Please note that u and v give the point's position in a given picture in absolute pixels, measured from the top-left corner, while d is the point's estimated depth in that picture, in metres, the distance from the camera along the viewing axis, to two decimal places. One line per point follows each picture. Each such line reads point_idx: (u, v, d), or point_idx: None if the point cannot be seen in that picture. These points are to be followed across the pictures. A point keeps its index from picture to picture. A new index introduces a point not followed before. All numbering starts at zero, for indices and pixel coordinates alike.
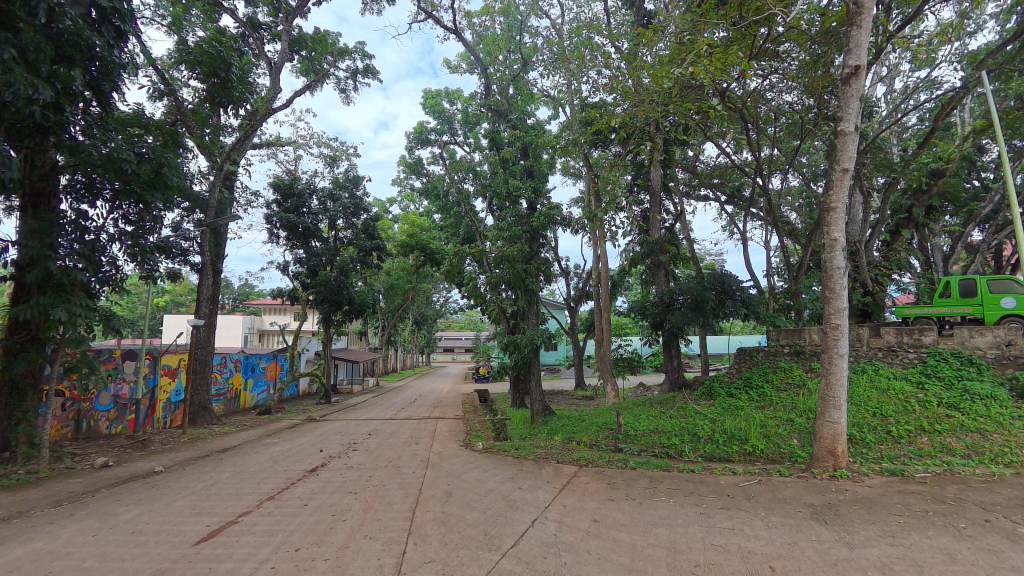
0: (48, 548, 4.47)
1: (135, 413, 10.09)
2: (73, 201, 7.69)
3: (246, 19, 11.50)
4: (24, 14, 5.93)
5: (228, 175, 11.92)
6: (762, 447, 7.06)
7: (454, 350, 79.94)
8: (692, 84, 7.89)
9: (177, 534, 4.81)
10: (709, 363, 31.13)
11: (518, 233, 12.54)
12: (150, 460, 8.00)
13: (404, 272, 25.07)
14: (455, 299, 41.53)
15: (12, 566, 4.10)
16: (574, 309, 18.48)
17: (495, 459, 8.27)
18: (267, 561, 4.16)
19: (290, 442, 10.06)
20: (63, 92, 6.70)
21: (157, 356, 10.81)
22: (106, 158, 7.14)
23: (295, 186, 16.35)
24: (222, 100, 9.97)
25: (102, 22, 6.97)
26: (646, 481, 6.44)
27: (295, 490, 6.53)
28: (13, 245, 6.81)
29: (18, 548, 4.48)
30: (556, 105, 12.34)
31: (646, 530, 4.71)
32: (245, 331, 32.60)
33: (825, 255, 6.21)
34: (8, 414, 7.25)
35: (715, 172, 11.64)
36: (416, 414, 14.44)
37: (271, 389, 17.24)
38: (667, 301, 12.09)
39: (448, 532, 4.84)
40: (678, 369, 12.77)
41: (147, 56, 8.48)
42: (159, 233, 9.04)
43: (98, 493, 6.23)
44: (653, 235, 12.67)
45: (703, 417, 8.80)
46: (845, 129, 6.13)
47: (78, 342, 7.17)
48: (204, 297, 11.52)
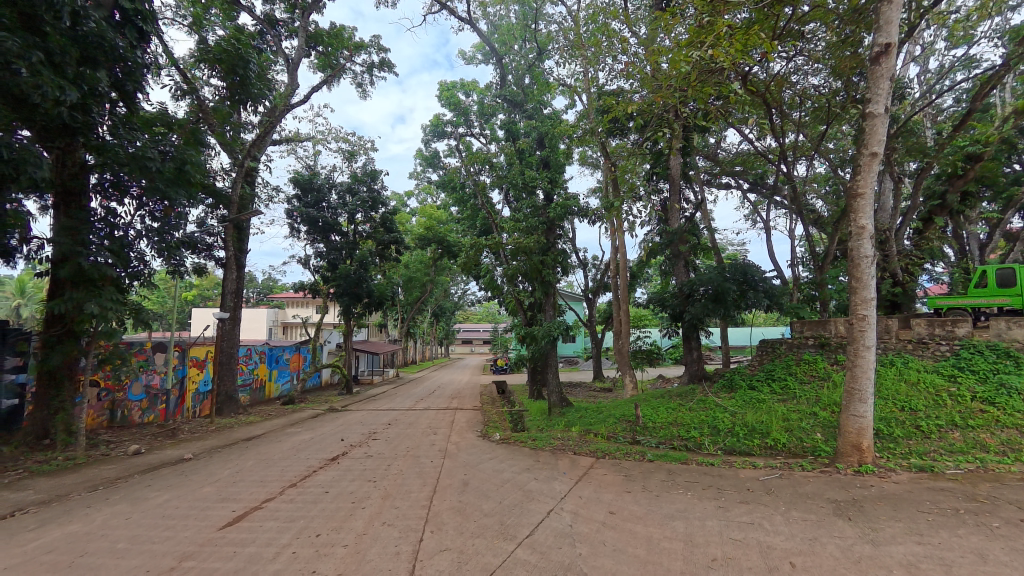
0: (84, 530, 4.72)
1: (166, 403, 10.51)
2: (103, 199, 8.08)
3: (264, 17, 11.55)
4: (50, 18, 6.17)
5: (250, 171, 12.14)
6: (784, 441, 6.93)
7: (472, 342, 80.71)
8: (713, 67, 7.73)
9: (203, 519, 5.02)
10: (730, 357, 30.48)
11: (535, 224, 12.52)
12: (180, 448, 8.34)
13: (422, 264, 25.19)
14: (474, 292, 41.52)
15: (52, 546, 4.34)
16: (592, 301, 18.26)
17: (511, 451, 8.31)
18: (288, 546, 4.30)
19: (312, 432, 10.31)
20: (90, 93, 6.89)
21: (185, 348, 11.24)
22: (132, 157, 7.40)
23: (314, 181, 16.62)
24: (242, 97, 10.15)
25: (126, 23, 7.41)
26: (663, 474, 6.38)
27: (316, 478, 6.72)
28: (48, 242, 7.11)
29: (56, 530, 4.74)
30: (572, 94, 12.06)
31: (663, 523, 4.68)
32: (270, 325, 33.52)
33: (851, 243, 5.99)
34: (45, 404, 7.64)
35: (736, 158, 11.25)
36: (433, 405, 14.57)
37: (295, 379, 17.69)
38: (686, 293, 11.86)
39: (464, 521, 4.91)
40: (699, 362, 12.42)
41: (169, 56, 8.70)
42: (184, 229, 9.47)
43: (131, 478, 6.54)
44: (673, 225, 12.48)
45: (723, 410, 8.69)
46: (874, 111, 5.86)
47: (110, 334, 7.52)
48: (229, 290, 11.82)
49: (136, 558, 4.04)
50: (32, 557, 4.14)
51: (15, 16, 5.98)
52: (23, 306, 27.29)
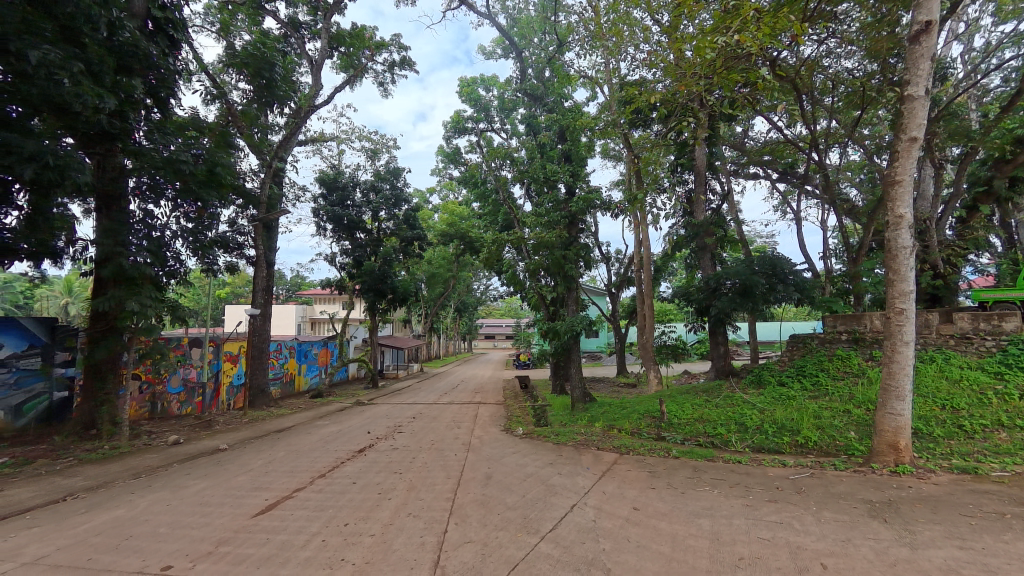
0: (129, 515, 5.00)
1: (202, 395, 10.99)
2: (140, 201, 8.48)
3: (288, 20, 11.80)
4: (89, 30, 6.55)
5: (277, 171, 12.48)
6: (815, 439, 6.71)
7: (495, 337, 81.14)
8: (739, 52, 7.48)
9: (238, 506, 5.24)
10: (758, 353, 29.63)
11: (557, 218, 12.45)
12: (216, 439, 8.72)
13: (445, 260, 25.41)
14: (496, 288, 41.63)
15: (99, 530, 4.62)
16: (615, 296, 18.05)
17: (534, 445, 8.34)
18: (317, 534, 4.45)
19: (340, 425, 10.60)
20: (127, 100, 7.22)
21: (219, 343, 11.70)
22: (166, 161, 7.78)
23: (339, 180, 16.95)
24: (268, 100, 10.45)
25: (157, 32, 7.95)
26: (688, 471, 6.28)
27: (344, 469, 6.92)
28: (91, 243, 7.51)
29: (104, 514, 5.04)
30: (593, 85, 11.87)
31: (688, 521, 4.62)
32: (298, 321, 34.49)
33: (888, 234, 5.71)
34: (92, 396, 8.12)
35: (765, 147, 10.84)
36: (456, 399, 14.74)
37: (323, 373, 18.17)
38: (712, 287, 11.57)
39: (487, 513, 4.97)
40: (725, 357, 12.12)
41: (199, 61, 9.01)
42: (216, 229, 9.86)
43: (171, 467, 6.89)
44: (698, 218, 12.18)
45: (751, 406, 8.48)
46: (913, 94, 5.56)
47: (149, 331, 7.88)
48: (259, 288, 12.22)
49: (177, 542, 4.26)
50: (82, 539, 4.42)
51: (57, 30, 6.32)
52: (71, 305, 28.93)
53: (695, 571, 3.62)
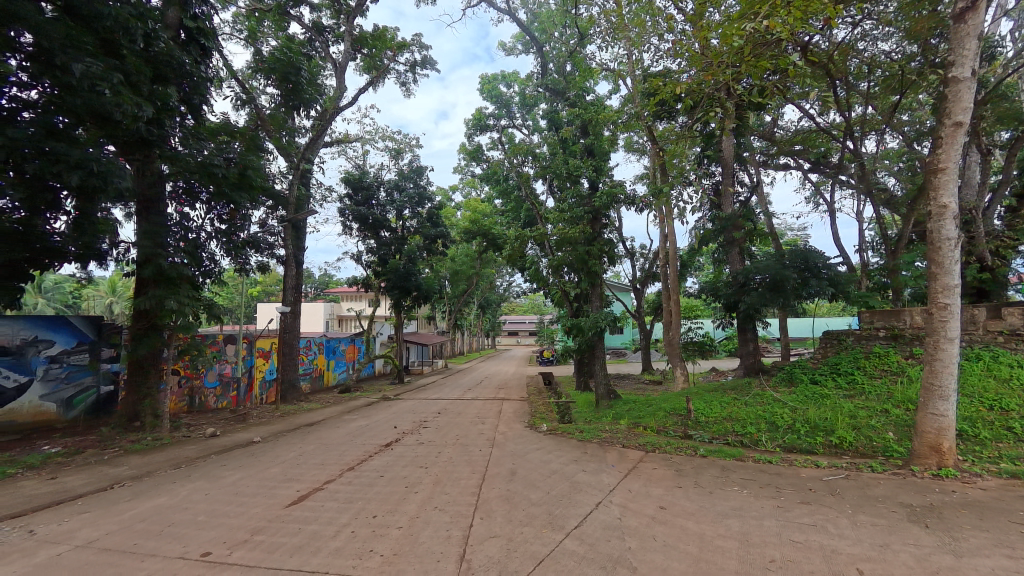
0: (172, 503, 5.27)
1: (236, 390, 11.46)
2: (177, 204, 8.89)
3: (312, 25, 12.06)
4: (127, 42, 6.87)
5: (304, 173, 12.83)
6: (850, 439, 6.45)
7: (519, 334, 81.35)
8: (768, 38, 7.20)
9: (272, 497, 5.44)
10: (790, 350, 28.67)
11: (580, 214, 12.33)
12: (250, 432, 9.08)
13: (468, 257, 25.60)
14: (519, 285, 41.63)
15: (144, 516, 4.89)
16: (640, 292, 17.78)
17: (558, 442, 8.33)
18: (347, 525, 4.58)
19: (367, 419, 10.85)
20: (163, 108, 7.56)
21: (253, 339, 12.15)
22: (200, 165, 8.11)
23: (364, 180, 17.28)
24: (295, 103, 10.74)
25: (190, 41, 8.30)
26: (716, 470, 6.15)
27: (371, 462, 7.09)
28: (132, 245, 7.91)
29: (149, 502, 5.33)
30: (616, 78, 11.67)
31: (716, 521, 4.52)
32: (326, 318, 35.43)
33: (931, 225, 5.40)
34: (136, 390, 8.57)
35: (795, 136, 10.41)
36: (481, 395, 14.87)
37: (351, 369, 18.62)
38: (741, 282, 11.25)
39: (512, 509, 5.00)
40: (755, 354, 11.76)
41: (229, 68, 9.33)
42: (248, 230, 10.23)
43: (208, 458, 7.21)
44: (726, 211, 11.83)
45: (782, 405, 8.22)
46: (958, 76, 5.23)
47: (187, 328, 8.25)
48: (289, 286, 12.62)
49: (215, 530, 4.47)
50: (130, 525, 4.68)
51: (97, 42, 6.64)
52: (115, 304, 30.68)
53: (723, 573, 3.54)
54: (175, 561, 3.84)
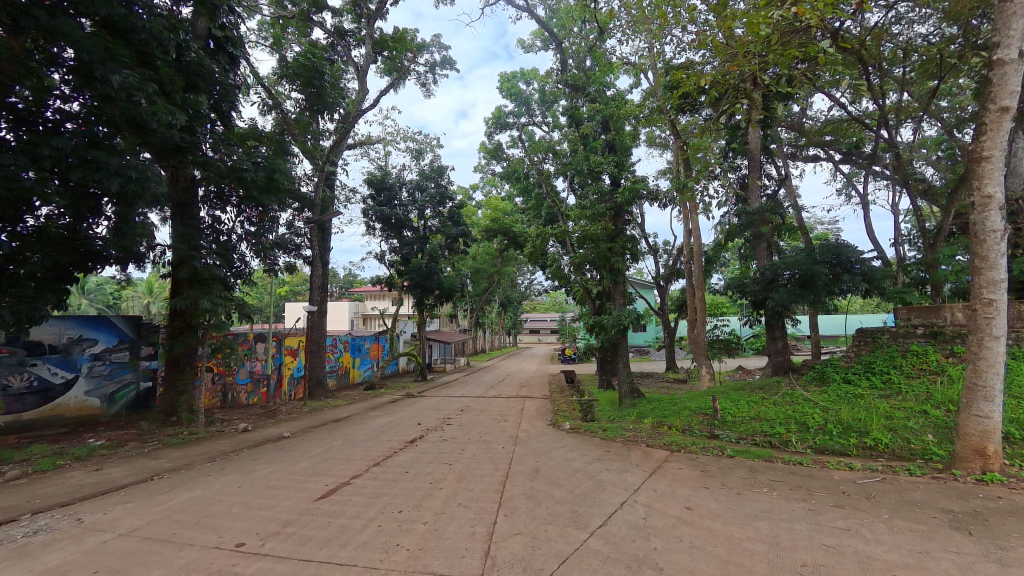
0: (209, 495, 5.50)
1: (266, 386, 11.86)
2: (209, 208, 9.24)
3: (334, 29, 12.31)
4: (160, 54, 7.18)
5: (329, 175, 13.13)
6: (886, 441, 6.19)
7: (541, 331, 81.26)
8: (797, 25, 6.95)
9: (302, 490, 5.62)
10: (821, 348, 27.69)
11: (602, 210, 12.20)
12: (280, 427, 9.38)
13: (489, 256, 25.71)
14: (540, 283, 41.59)
15: (183, 507, 5.12)
16: (663, 289, 17.49)
17: (581, 440, 8.29)
18: (374, 520, 4.68)
19: (391, 416, 11.06)
20: (195, 115, 7.87)
21: (282, 338, 12.54)
22: (231, 170, 8.42)
23: (386, 180, 17.56)
24: (318, 107, 11.00)
25: (218, 50, 8.60)
26: (744, 471, 6.00)
27: (396, 458, 7.22)
28: (168, 248, 8.27)
29: (188, 493, 5.58)
30: (637, 72, 11.48)
31: (744, 523, 4.42)
32: (351, 316, 36.24)
33: (973, 216, 5.12)
34: (172, 386, 8.96)
35: (825, 126, 10.03)
36: (503, 393, 14.94)
37: (376, 366, 18.98)
38: (769, 278, 10.92)
39: (536, 507, 5.01)
40: (784, 353, 11.40)
41: (256, 75, 9.63)
42: (276, 232, 10.55)
43: (241, 452, 7.49)
44: (753, 205, 11.49)
45: (813, 405, 7.95)
46: (1003, 57, 4.93)
47: (220, 327, 8.57)
48: (316, 286, 12.95)
49: (250, 521, 4.64)
50: (170, 515, 4.92)
51: (133, 55, 6.96)
52: (151, 305, 32.22)
53: None
54: (211, 550, 4.01)
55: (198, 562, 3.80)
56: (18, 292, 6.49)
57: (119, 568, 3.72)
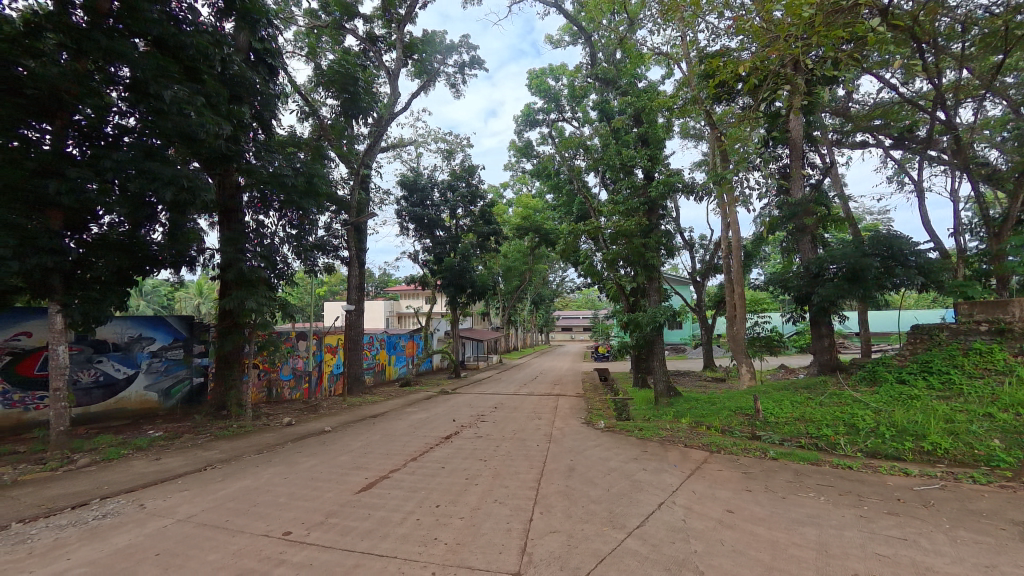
0: (260, 485, 5.82)
1: (308, 382, 12.39)
2: (253, 213, 9.73)
3: (366, 36, 12.64)
4: (206, 68, 7.62)
5: (363, 178, 13.52)
6: (946, 446, 5.77)
7: (575, 329, 80.68)
8: (843, 4, 6.53)
9: (344, 483, 5.85)
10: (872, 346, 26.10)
11: (635, 205, 11.95)
12: (321, 421, 9.79)
13: (520, 253, 25.75)
14: (572, 279, 41.27)
15: (236, 496, 5.44)
16: (700, 285, 16.97)
17: (616, 439, 8.20)
18: (412, 513, 4.82)
19: (427, 412, 11.31)
20: (239, 125, 8.29)
21: (322, 336, 13.06)
22: (273, 176, 8.84)
23: (419, 181, 17.91)
24: (353, 112, 11.36)
25: (258, 62, 9.03)
26: (789, 475, 5.75)
27: (432, 454, 7.38)
28: (216, 251, 8.76)
29: (240, 483, 5.92)
30: (670, 62, 11.16)
31: (790, 528, 4.25)
32: (386, 314, 37.18)
33: None
34: (222, 381, 9.50)
35: (874, 110, 9.42)
36: (536, 391, 14.97)
37: (411, 364, 19.42)
38: (814, 272, 10.40)
39: (572, 505, 5.01)
40: (831, 350, 10.82)
41: (294, 83, 10.04)
42: (315, 234, 10.98)
43: (286, 445, 7.87)
44: (795, 196, 10.95)
45: (864, 406, 7.51)
46: None
47: (265, 326, 9.02)
48: (353, 285, 13.40)
49: (296, 512, 4.88)
50: (225, 503, 5.24)
51: (182, 71, 7.42)
52: (201, 305, 34.21)
53: None
54: (261, 538, 4.24)
55: (249, 548, 4.03)
56: (86, 294, 7.02)
57: (179, 552, 3.99)
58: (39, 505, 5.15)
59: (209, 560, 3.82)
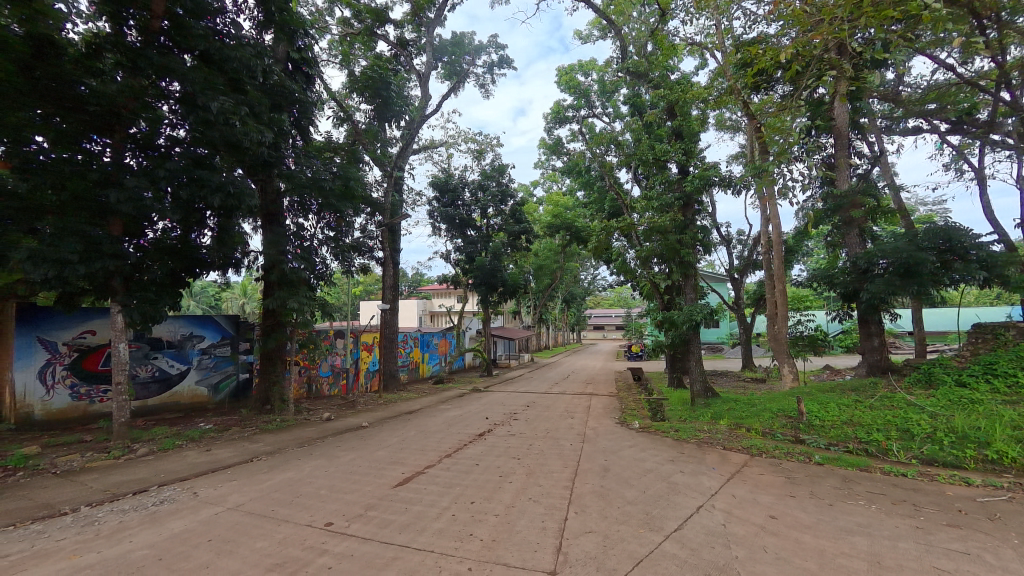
0: (303, 477, 6.09)
1: (346, 379, 12.83)
2: (294, 217, 10.17)
3: (397, 41, 12.94)
4: (249, 79, 8.03)
5: (396, 180, 13.86)
6: (1014, 455, 5.35)
7: (608, 327, 79.59)
8: None
9: (382, 477, 6.03)
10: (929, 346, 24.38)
11: (669, 201, 11.66)
12: (359, 417, 10.12)
13: (551, 252, 25.66)
14: (604, 277, 40.74)
15: (281, 487, 5.71)
16: (738, 281, 16.37)
17: (651, 440, 8.05)
18: (448, 509, 4.92)
19: (460, 409, 11.48)
20: (279, 133, 8.69)
21: (358, 334, 13.49)
22: (311, 180, 9.22)
23: (450, 182, 18.16)
24: (385, 116, 11.67)
25: (296, 71, 9.44)
26: (836, 481, 5.48)
27: (466, 451, 7.49)
28: (260, 254, 9.21)
29: (285, 475, 6.22)
30: (704, 52, 10.80)
31: (838, 537, 4.05)
32: (420, 314, 37.87)
33: None
34: (267, 377, 9.98)
35: (928, 93, 8.79)
36: (568, 389, 14.89)
37: (445, 362, 19.74)
38: (863, 268, 9.87)
39: (607, 506, 4.97)
40: (881, 350, 10.19)
41: (329, 90, 10.41)
42: (352, 236, 11.34)
43: (326, 439, 8.20)
44: (841, 187, 10.38)
45: (919, 410, 7.04)
46: None
47: (305, 324, 9.41)
48: (388, 285, 13.75)
49: (338, 504, 5.08)
50: (272, 493, 5.52)
51: (228, 83, 7.84)
52: (246, 304, 35.96)
53: None
54: (305, 527, 4.45)
55: (295, 537, 4.23)
56: (144, 295, 7.53)
57: (232, 538, 4.24)
58: (105, 490, 5.60)
59: (259, 547, 4.04)
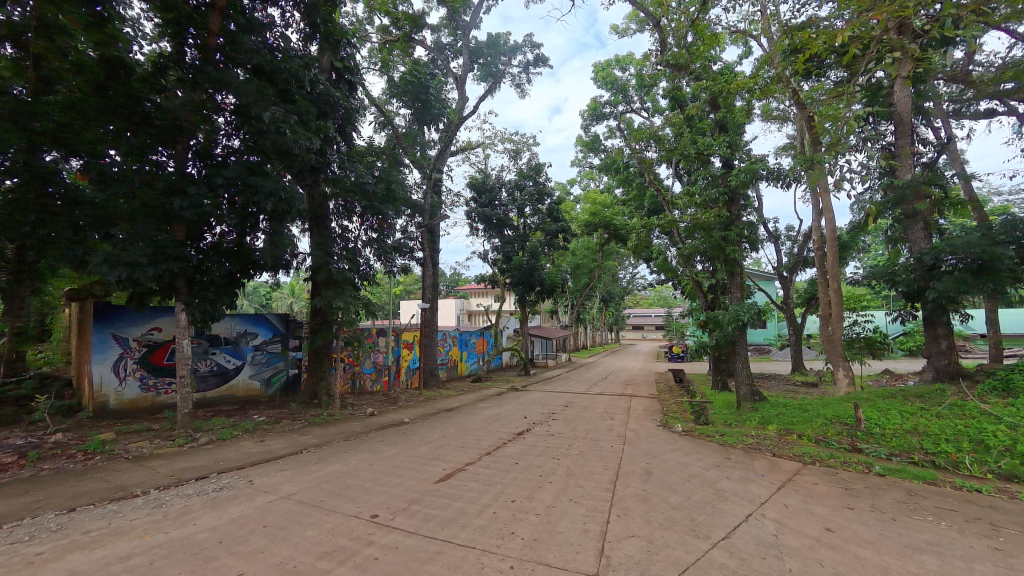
0: (350, 470, 6.32)
1: (387, 375, 13.21)
2: (339, 219, 10.55)
3: (434, 45, 13.18)
4: (297, 89, 8.40)
5: (435, 182, 14.12)
6: None
7: (647, 327, 77.82)
8: None
9: (424, 473, 6.17)
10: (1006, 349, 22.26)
11: (713, 196, 11.24)
12: (400, 413, 10.41)
13: (589, 250, 25.34)
14: (643, 275, 39.88)
15: (329, 479, 5.95)
16: (788, 280, 15.60)
17: (695, 444, 7.81)
18: (489, 506, 4.97)
19: (498, 408, 11.57)
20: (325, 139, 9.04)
21: (399, 332, 13.85)
22: (355, 184, 9.54)
23: (487, 183, 18.30)
24: (423, 118, 11.91)
25: (339, 79, 9.81)
26: (899, 494, 5.12)
27: (506, 449, 7.54)
28: (308, 255, 9.63)
29: (332, 467, 6.47)
30: (749, 40, 10.34)
31: (903, 554, 3.79)
32: (457, 313, 38.37)
33: None
34: (314, 372, 10.43)
35: (1004, 73, 8.05)
36: (607, 390, 14.69)
37: (483, 360, 19.92)
38: (928, 264, 9.15)
39: (651, 510, 4.87)
40: (949, 354, 9.44)
41: (370, 96, 10.73)
42: (394, 237, 11.64)
43: (370, 433, 8.49)
44: (903, 178, 9.68)
45: (996, 421, 6.48)
46: None
47: (351, 323, 9.75)
48: (427, 284, 14.02)
49: (383, 497, 5.23)
50: (322, 484, 5.75)
51: (278, 93, 8.23)
52: (294, 304, 37.65)
53: None
54: (353, 519, 4.62)
55: (343, 527, 4.40)
56: (204, 295, 8.05)
57: (287, 525, 4.46)
58: (172, 475, 6.03)
59: (310, 535, 4.22)
